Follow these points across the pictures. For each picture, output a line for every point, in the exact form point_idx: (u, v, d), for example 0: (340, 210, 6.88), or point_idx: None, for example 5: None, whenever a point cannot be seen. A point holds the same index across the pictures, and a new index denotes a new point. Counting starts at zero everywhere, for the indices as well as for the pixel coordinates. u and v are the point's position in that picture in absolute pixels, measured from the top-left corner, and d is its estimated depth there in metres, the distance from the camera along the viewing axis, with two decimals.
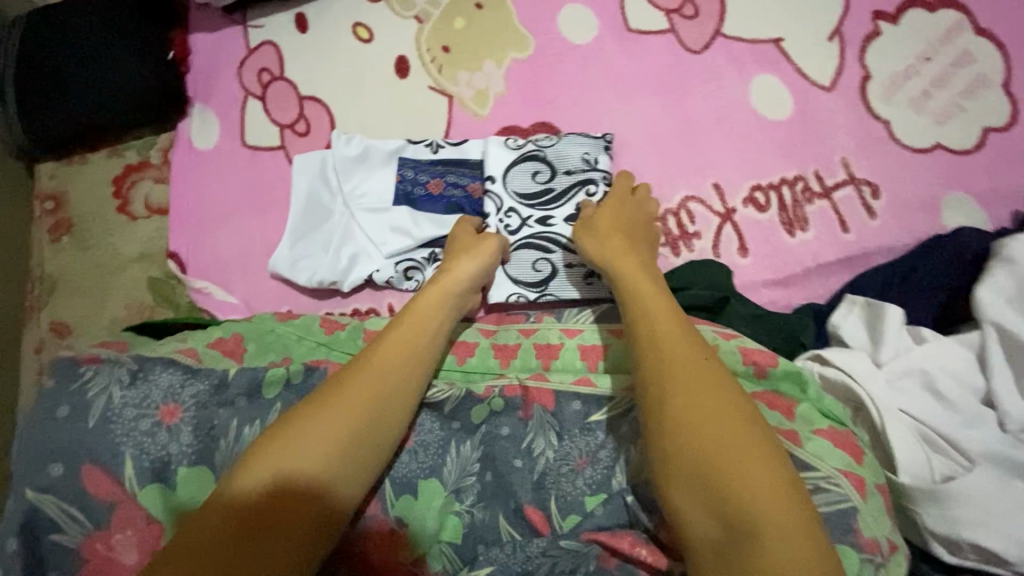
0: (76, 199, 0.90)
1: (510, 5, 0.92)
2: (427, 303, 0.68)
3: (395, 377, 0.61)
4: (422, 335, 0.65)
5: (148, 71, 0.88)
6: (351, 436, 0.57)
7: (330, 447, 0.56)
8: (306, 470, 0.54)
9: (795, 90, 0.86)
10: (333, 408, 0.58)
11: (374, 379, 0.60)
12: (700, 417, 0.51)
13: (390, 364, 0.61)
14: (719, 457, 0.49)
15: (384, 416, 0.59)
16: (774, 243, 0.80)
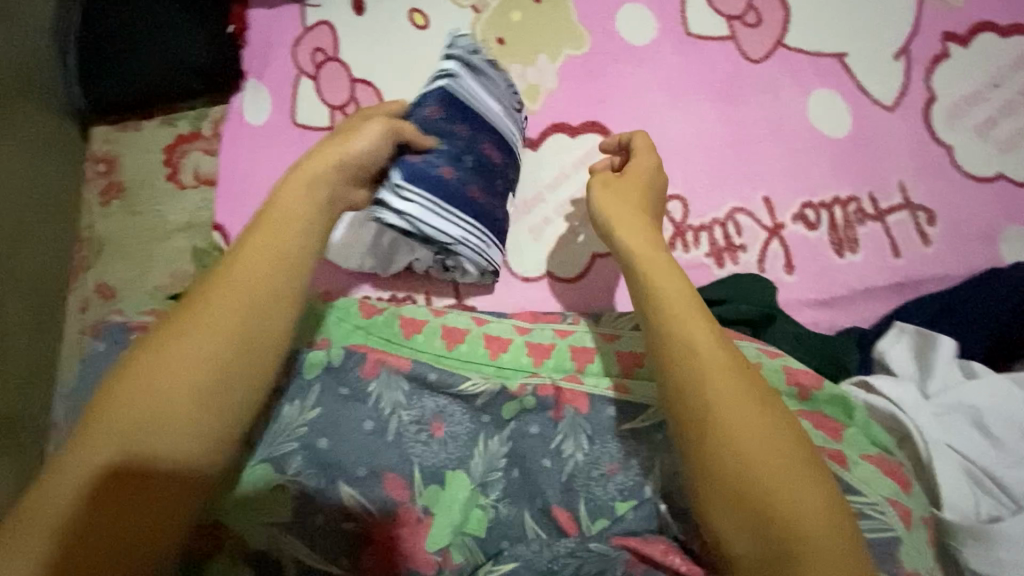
0: (129, 163, 0.91)
1: (568, 1, 0.91)
2: (261, 233, 0.60)
3: (230, 322, 0.56)
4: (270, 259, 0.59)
5: (206, 43, 0.89)
6: (196, 391, 0.54)
7: (174, 403, 0.53)
8: (154, 425, 0.52)
9: (855, 108, 0.84)
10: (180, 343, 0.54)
11: (198, 326, 0.55)
12: (738, 423, 0.50)
13: (216, 313, 0.56)
14: (755, 464, 0.48)
15: (240, 365, 0.56)
16: (821, 263, 0.79)
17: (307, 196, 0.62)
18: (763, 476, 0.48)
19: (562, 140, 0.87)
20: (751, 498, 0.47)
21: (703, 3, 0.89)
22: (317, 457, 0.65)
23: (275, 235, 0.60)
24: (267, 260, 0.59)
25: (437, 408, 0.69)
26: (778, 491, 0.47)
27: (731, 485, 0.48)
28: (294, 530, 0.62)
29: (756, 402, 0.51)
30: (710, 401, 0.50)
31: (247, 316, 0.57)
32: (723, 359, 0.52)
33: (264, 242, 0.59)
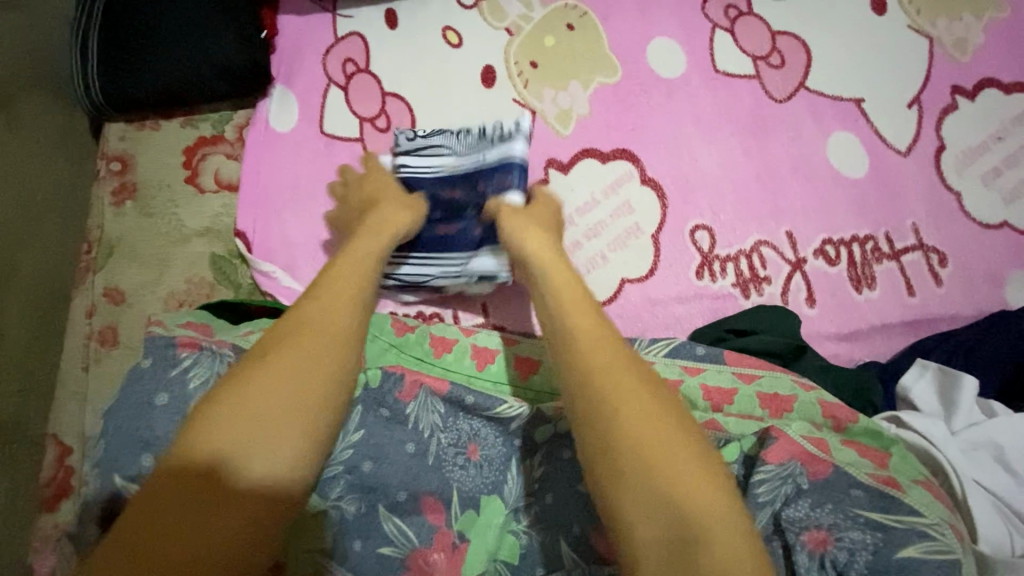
0: (144, 163, 0.88)
1: (601, 30, 0.93)
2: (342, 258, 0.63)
3: (330, 334, 0.56)
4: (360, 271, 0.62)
5: (238, 46, 0.86)
6: (305, 395, 0.52)
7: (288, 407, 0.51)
8: (267, 423, 0.50)
9: (872, 151, 0.88)
10: (292, 341, 0.54)
11: (312, 335, 0.55)
12: (658, 444, 0.49)
13: (320, 325, 0.56)
14: (664, 479, 0.47)
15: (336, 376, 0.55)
16: (842, 298, 0.82)
17: (371, 241, 0.67)
18: (672, 492, 0.46)
19: (592, 165, 0.89)
20: (665, 515, 0.46)
21: (730, 42, 0.92)
22: (360, 479, 0.64)
23: (353, 263, 0.63)
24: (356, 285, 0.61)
25: (472, 431, 0.68)
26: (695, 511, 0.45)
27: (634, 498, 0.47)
28: (337, 553, 0.61)
29: (659, 424, 0.50)
30: (627, 425, 0.50)
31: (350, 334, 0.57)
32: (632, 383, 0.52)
33: (346, 264, 0.62)
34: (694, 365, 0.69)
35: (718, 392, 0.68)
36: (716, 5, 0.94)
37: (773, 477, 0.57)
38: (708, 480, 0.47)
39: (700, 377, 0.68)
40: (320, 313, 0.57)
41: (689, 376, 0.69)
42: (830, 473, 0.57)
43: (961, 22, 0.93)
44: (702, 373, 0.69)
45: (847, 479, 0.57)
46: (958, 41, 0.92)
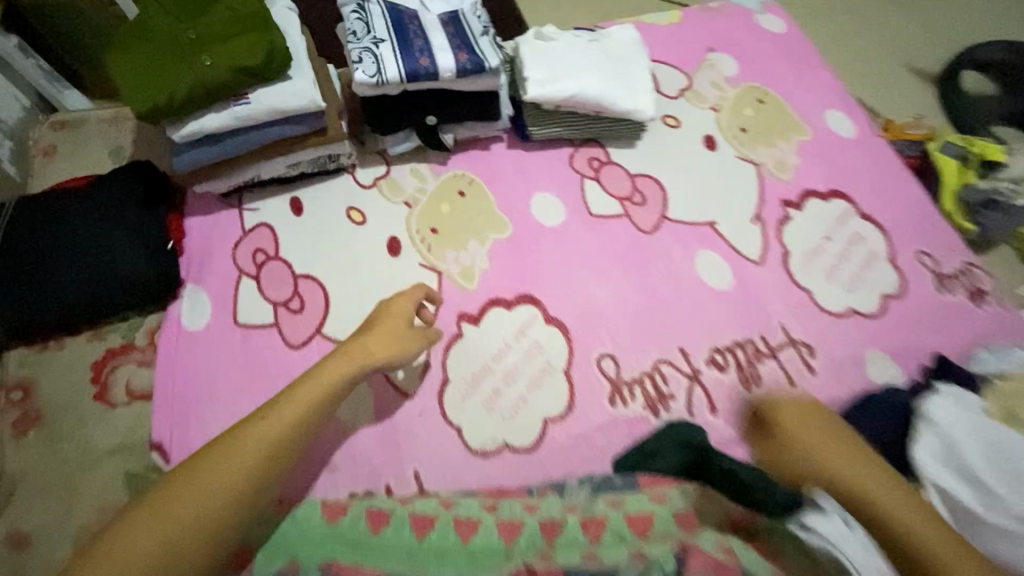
0: (49, 388, 0.86)
1: (489, 192, 1.06)
2: (297, 393, 0.74)
3: (214, 490, 0.65)
4: (300, 423, 0.72)
5: (145, 260, 0.89)
6: (220, 500, 0.65)
7: (212, 500, 0.65)
8: (170, 539, 0.61)
9: (734, 265, 1.02)
10: (237, 448, 0.68)
11: (254, 438, 0.69)
12: (877, 496, 0.71)
13: (234, 472, 0.66)
14: (876, 503, 0.70)
15: (263, 457, 0.68)
16: (739, 402, 0.91)
17: (285, 409, 0.72)
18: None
19: (500, 313, 0.96)
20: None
21: (599, 188, 1.08)
22: None
23: (311, 393, 0.74)
24: (268, 444, 0.69)
25: None
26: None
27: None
28: None
29: (862, 454, 0.77)
30: (828, 468, 0.73)
31: (222, 501, 0.65)
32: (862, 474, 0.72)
33: (260, 427, 0.70)
34: (614, 499, 0.77)
35: (638, 517, 0.75)
36: (582, 159, 1.10)
37: None
38: (861, 478, 0.72)
39: (620, 509, 0.76)
40: (276, 411, 0.72)
41: (614, 511, 0.76)
42: None
43: (777, 148, 1.15)
44: (623, 504, 0.77)
45: None
46: (779, 164, 1.13)
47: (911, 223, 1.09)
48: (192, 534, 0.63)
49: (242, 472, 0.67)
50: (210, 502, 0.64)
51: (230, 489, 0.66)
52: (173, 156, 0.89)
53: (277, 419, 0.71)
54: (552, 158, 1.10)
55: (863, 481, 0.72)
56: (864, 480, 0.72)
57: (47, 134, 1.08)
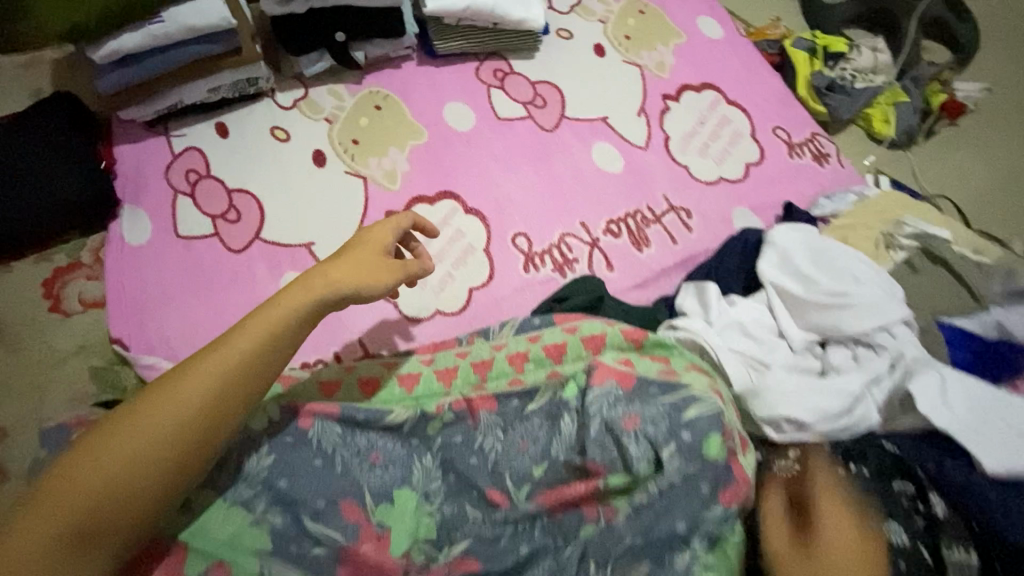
0: (4, 305, 0.93)
1: (403, 104, 1.16)
2: (242, 329, 0.68)
3: (154, 447, 0.61)
4: (245, 365, 0.67)
5: (80, 177, 0.95)
6: (165, 453, 0.62)
7: (145, 458, 0.61)
8: (107, 498, 0.59)
9: (623, 151, 1.18)
10: (178, 393, 0.64)
11: (191, 388, 0.64)
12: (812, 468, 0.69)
13: (170, 424, 0.62)
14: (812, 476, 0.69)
15: (207, 410, 0.64)
16: (632, 258, 1.08)
17: (236, 350, 0.67)
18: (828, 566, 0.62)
19: (423, 208, 1.09)
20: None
21: (504, 94, 1.20)
22: (280, 496, 0.69)
23: (257, 331, 0.68)
24: (219, 388, 0.65)
25: (369, 443, 0.76)
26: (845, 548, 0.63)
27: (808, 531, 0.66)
28: (284, 558, 0.67)
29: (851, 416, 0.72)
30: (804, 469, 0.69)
31: (167, 460, 0.62)
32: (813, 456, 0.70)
33: (200, 372, 0.65)
34: (535, 334, 0.85)
35: (558, 347, 0.84)
36: (487, 70, 1.21)
37: (600, 394, 0.74)
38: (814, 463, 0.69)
39: (541, 341, 0.84)
40: (216, 356, 0.66)
41: (534, 344, 0.84)
42: (634, 382, 0.76)
43: (656, 51, 1.30)
44: (542, 337, 0.85)
45: (649, 384, 0.75)
46: (659, 64, 1.29)
47: (772, 107, 1.27)
48: (138, 488, 0.60)
49: (208, 406, 0.64)
50: (139, 458, 0.61)
51: (172, 446, 0.62)
52: (97, 79, 0.98)
53: (215, 360, 0.66)
54: (459, 71, 1.20)
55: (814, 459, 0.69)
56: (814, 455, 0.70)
57: None
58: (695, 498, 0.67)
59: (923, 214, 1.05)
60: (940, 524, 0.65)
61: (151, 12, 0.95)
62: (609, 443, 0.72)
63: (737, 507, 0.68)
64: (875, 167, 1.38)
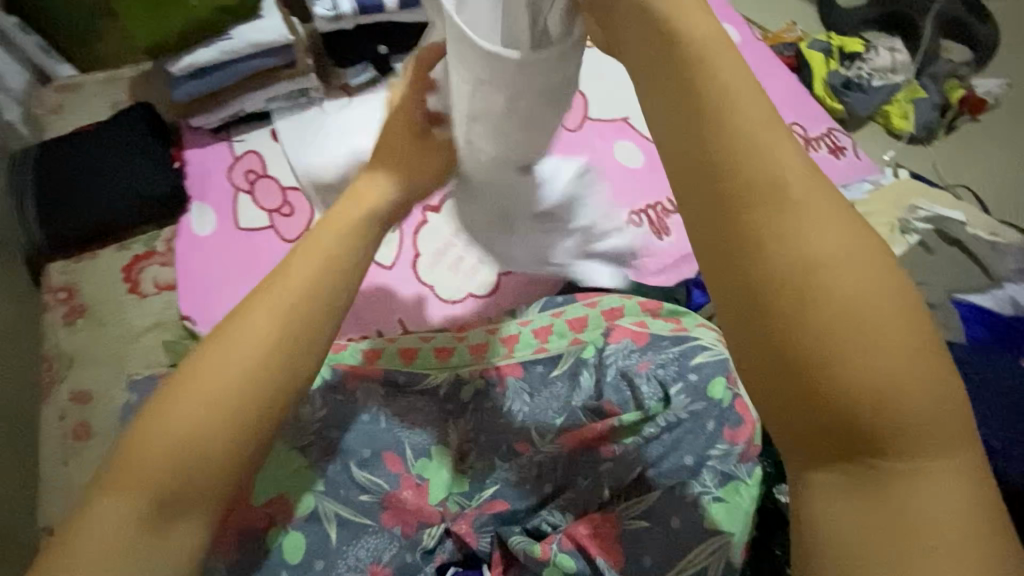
0: (89, 287, 1.05)
1: None
2: (289, 272, 0.63)
3: (222, 404, 0.56)
4: (303, 303, 0.62)
5: (159, 176, 1.09)
6: (229, 408, 0.56)
7: (215, 417, 0.56)
8: (196, 453, 0.55)
9: (644, 148, 1.25)
10: (235, 347, 0.59)
11: (247, 336, 0.59)
12: (863, 339, 0.38)
13: (239, 375, 0.57)
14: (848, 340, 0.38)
15: (272, 356, 0.59)
16: (651, 247, 1.15)
17: (265, 329, 0.60)
18: (839, 315, 0.38)
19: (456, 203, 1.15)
20: (859, 410, 0.37)
21: None
22: (332, 444, 0.77)
23: (308, 266, 0.64)
24: (260, 371, 0.58)
25: (409, 405, 0.82)
26: (851, 319, 0.38)
27: (786, 290, 0.39)
28: (334, 498, 0.73)
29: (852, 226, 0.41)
30: (850, 364, 0.37)
31: (238, 415, 0.57)
32: (894, 324, 0.38)
33: (256, 317, 0.60)
34: (558, 310, 0.91)
35: (578, 320, 0.90)
36: None
37: (617, 350, 0.83)
38: (879, 311, 0.38)
39: (564, 316, 0.91)
40: (263, 300, 0.61)
41: (557, 319, 0.91)
42: (648, 338, 0.84)
43: None
44: (564, 312, 0.91)
45: (661, 339, 0.83)
46: None
47: (787, 105, 1.33)
48: (220, 444, 0.56)
49: (254, 387, 0.57)
50: (215, 416, 0.56)
51: (244, 398, 0.57)
52: (173, 89, 1.12)
53: (268, 303, 0.61)
54: None
55: (844, 336, 0.38)
56: (859, 339, 0.38)
57: (52, 95, 1.22)
58: (700, 433, 0.73)
59: (936, 198, 1.10)
60: None
61: (220, 30, 1.09)
62: (630, 393, 0.78)
63: (742, 446, 0.71)
64: (896, 161, 1.41)
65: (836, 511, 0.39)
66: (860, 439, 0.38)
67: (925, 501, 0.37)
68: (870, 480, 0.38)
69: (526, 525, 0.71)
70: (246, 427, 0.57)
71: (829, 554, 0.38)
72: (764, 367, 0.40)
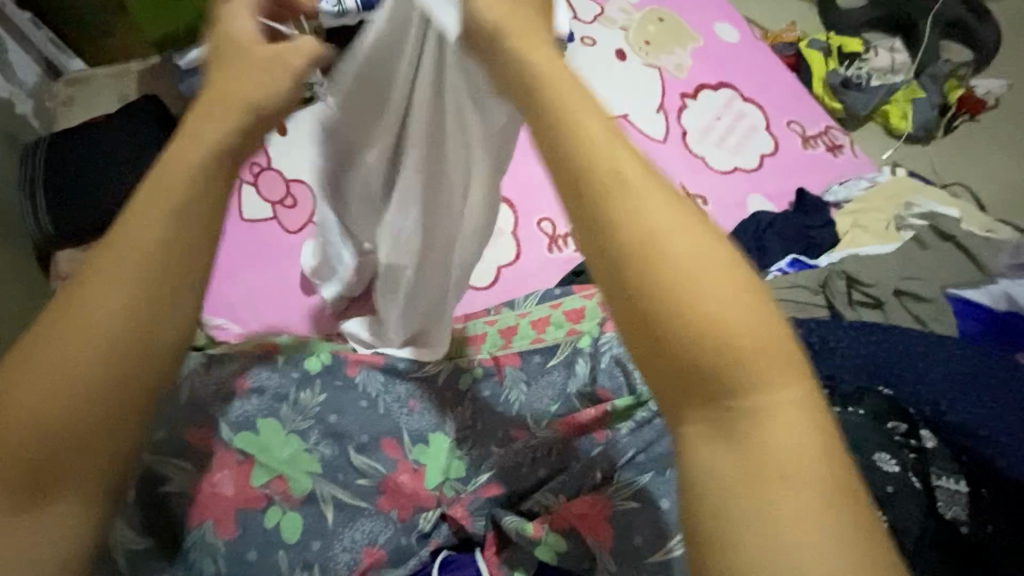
0: None
1: None
2: (152, 179, 0.45)
3: (63, 384, 0.40)
4: (168, 224, 0.43)
5: None
6: (85, 390, 0.40)
7: (63, 411, 0.39)
8: (51, 459, 0.39)
9: (644, 144, 1.24)
10: (74, 309, 0.41)
11: (90, 293, 0.41)
12: (703, 291, 0.40)
13: (86, 350, 0.40)
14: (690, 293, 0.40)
15: (134, 320, 0.41)
16: None
17: (128, 247, 0.42)
18: (678, 266, 0.40)
19: None
20: (711, 356, 0.39)
21: None
22: (330, 429, 0.77)
23: (188, 161, 0.45)
24: (135, 310, 0.41)
25: (409, 391, 0.83)
26: (689, 276, 0.40)
27: (633, 247, 0.41)
28: (332, 480, 0.74)
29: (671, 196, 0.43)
30: (701, 314, 0.39)
31: (93, 404, 0.40)
32: (730, 274, 0.41)
33: (105, 261, 0.42)
34: (556, 301, 0.93)
35: (576, 311, 0.91)
36: None
37: (612, 338, 0.85)
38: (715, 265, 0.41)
39: (562, 307, 0.92)
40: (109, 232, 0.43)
41: (555, 310, 0.92)
42: None
43: (676, 53, 1.36)
44: (562, 303, 0.92)
45: None
46: (678, 65, 1.35)
47: (786, 103, 1.34)
48: (81, 437, 0.40)
49: (117, 353, 0.41)
50: (60, 404, 0.39)
51: (102, 376, 0.40)
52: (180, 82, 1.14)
53: (125, 229, 0.43)
54: None
55: (692, 287, 0.40)
56: (701, 292, 0.40)
57: (62, 90, 1.27)
58: None
59: (935, 196, 1.12)
60: (929, 455, 0.67)
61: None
62: (624, 379, 0.80)
63: None
64: (894, 161, 1.42)
65: (711, 464, 0.39)
66: (711, 384, 0.39)
67: (793, 428, 0.38)
68: (727, 424, 0.39)
69: (520, 508, 0.73)
70: (111, 416, 0.40)
71: (706, 505, 0.38)
72: (629, 329, 0.41)
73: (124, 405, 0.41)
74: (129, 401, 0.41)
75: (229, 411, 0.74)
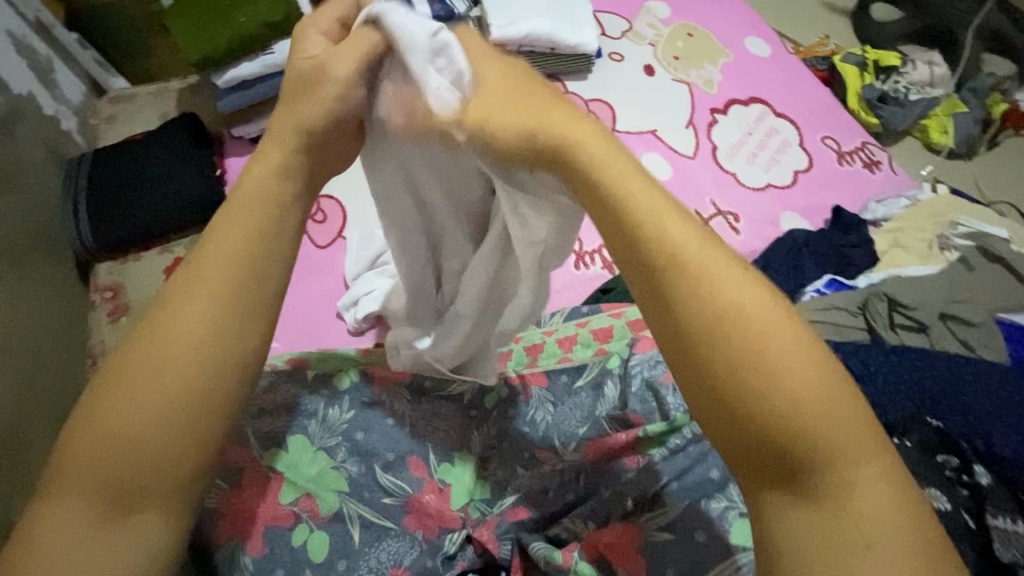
0: (134, 287, 1.10)
1: None
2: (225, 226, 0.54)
3: (163, 407, 0.48)
4: (245, 267, 0.53)
5: (201, 183, 1.13)
6: (173, 411, 0.48)
7: (158, 431, 0.47)
8: (138, 464, 0.47)
9: (673, 161, 1.23)
10: (165, 339, 0.49)
11: (183, 323, 0.50)
12: (787, 373, 0.43)
13: (181, 375, 0.49)
14: (775, 376, 0.43)
15: (218, 350, 0.50)
16: None
17: (204, 292, 0.51)
18: (752, 355, 0.43)
19: None
20: (793, 438, 0.42)
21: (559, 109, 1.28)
22: (356, 446, 0.77)
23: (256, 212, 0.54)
24: (217, 338, 0.50)
25: (434, 409, 0.82)
26: (770, 359, 0.43)
27: (714, 337, 0.44)
28: (357, 499, 0.74)
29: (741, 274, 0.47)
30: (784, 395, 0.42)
31: (181, 423, 0.48)
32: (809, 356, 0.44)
33: (190, 294, 0.51)
34: (582, 320, 0.93)
35: (602, 330, 0.91)
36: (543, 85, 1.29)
37: (642, 360, 0.84)
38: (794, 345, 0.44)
39: (588, 326, 0.92)
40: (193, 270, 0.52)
41: (581, 329, 0.92)
42: None
43: (705, 68, 1.35)
44: (589, 322, 0.93)
45: None
46: (707, 80, 1.33)
47: (820, 118, 1.31)
48: (168, 452, 0.48)
49: (201, 378, 0.49)
50: (153, 425, 0.47)
51: (187, 399, 0.48)
52: (218, 100, 1.18)
53: (202, 272, 0.52)
54: None
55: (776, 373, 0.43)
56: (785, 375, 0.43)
57: (105, 106, 1.30)
58: None
59: (978, 214, 1.08)
60: (986, 492, 0.62)
61: (264, 45, 1.14)
62: (654, 403, 0.79)
63: None
64: (935, 176, 1.37)
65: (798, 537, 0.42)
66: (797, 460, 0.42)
67: (863, 499, 0.41)
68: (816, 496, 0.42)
69: (548, 534, 0.70)
70: (193, 435, 0.48)
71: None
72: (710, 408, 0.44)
73: (213, 423, 0.49)
74: (203, 420, 0.49)
75: (259, 426, 0.75)
